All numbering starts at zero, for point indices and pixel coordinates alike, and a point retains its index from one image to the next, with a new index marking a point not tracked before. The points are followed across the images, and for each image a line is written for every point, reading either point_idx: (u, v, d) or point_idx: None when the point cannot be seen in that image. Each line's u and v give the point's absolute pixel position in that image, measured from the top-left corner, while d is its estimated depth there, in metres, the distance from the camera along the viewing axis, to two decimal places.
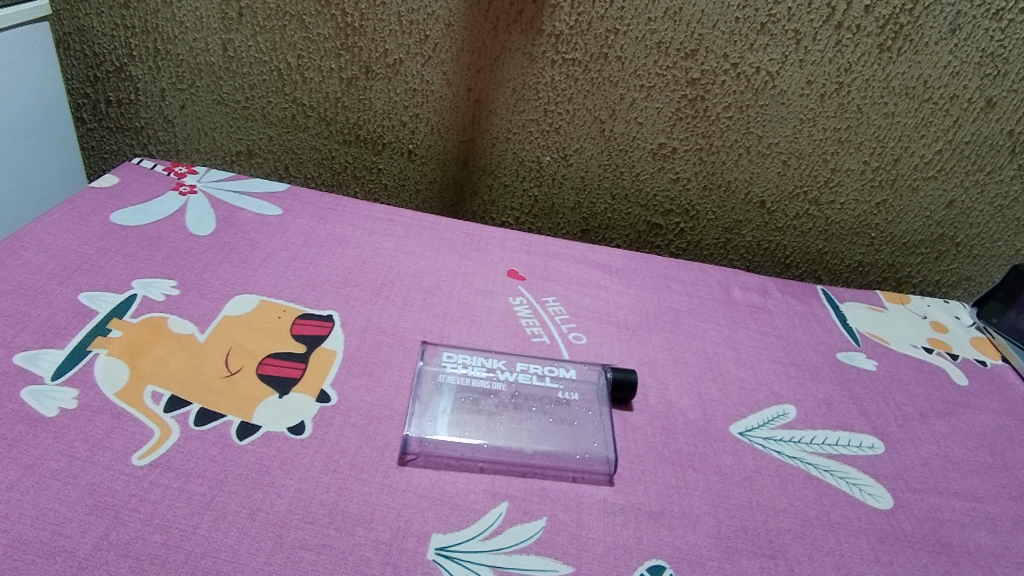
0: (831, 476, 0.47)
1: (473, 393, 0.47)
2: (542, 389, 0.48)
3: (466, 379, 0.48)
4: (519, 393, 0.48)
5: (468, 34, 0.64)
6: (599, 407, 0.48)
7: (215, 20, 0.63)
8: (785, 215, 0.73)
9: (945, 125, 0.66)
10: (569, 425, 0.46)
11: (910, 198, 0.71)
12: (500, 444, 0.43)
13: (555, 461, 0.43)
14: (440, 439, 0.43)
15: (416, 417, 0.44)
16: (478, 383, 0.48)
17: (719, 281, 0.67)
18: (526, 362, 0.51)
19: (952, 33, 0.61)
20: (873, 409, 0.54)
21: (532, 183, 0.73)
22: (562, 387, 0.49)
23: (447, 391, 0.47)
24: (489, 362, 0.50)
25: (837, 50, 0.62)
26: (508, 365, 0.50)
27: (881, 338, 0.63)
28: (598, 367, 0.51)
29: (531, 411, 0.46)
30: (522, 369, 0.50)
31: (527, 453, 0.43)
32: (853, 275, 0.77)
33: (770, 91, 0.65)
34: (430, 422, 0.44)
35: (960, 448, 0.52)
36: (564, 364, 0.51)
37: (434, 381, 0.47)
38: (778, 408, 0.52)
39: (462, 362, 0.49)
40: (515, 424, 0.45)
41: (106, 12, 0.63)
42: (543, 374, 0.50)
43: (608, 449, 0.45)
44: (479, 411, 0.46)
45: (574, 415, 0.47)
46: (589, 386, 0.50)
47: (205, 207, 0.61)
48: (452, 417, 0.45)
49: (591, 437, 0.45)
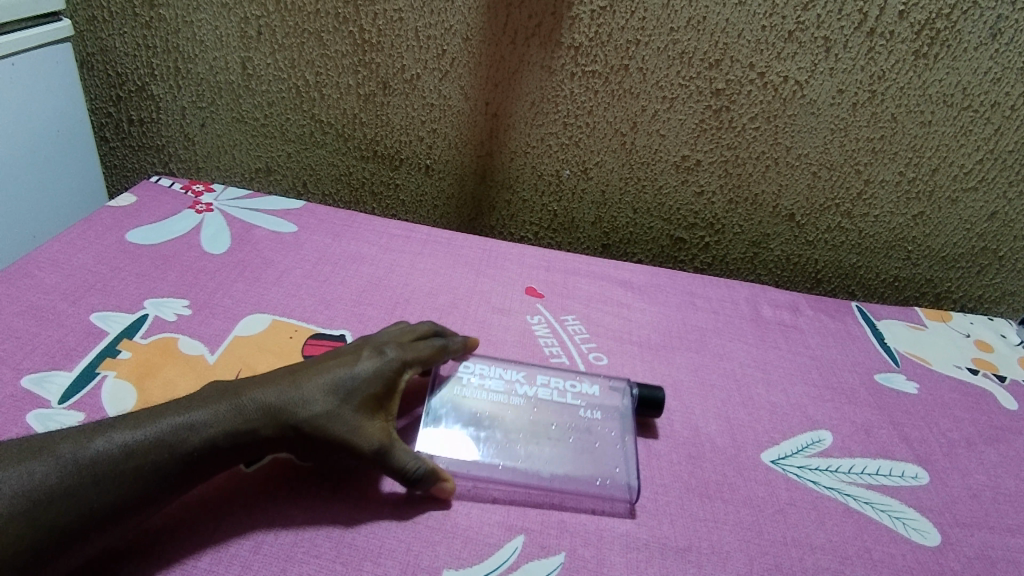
0: (872, 509, 0.43)
1: (487, 407, 0.45)
2: (563, 406, 0.46)
3: (480, 393, 0.46)
4: (539, 409, 0.45)
5: (486, 48, 0.63)
6: (623, 427, 0.45)
7: (234, 39, 0.63)
8: (816, 228, 0.70)
9: (986, 133, 0.63)
10: (590, 446, 0.43)
11: (949, 210, 0.68)
12: (515, 466, 0.41)
13: (573, 485, 0.41)
14: (454, 458, 0.41)
15: (429, 433, 0.42)
16: (492, 398, 0.45)
17: (747, 298, 0.64)
18: (547, 376, 0.48)
19: (992, 38, 0.58)
20: (915, 436, 0.50)
21: (551, 197, 0.72)
22: (585, 404, 0.46)
23: (458, 404, 0.45)
24: (507, 374, 0.47)
25: (869, 57, 0.59)
26: (528, 379, 0.47)
27: (922, 358, 0.60)
28: (623, 381, 0.48)
29: (550, 430, 0.44)
30: (542, 384, 0.47)
31: (543, 476, 0.41)
32: (889, 290, 0.74)
33: (799, 100, 0.62)
34: (444, 440, 0.42)
35: (1011, 478, 0.48)
36: (589, 379, 0.48)
37: (444, 393, 0.45)
38: (812, 434, 0.49)
39: (478, 374, 0.47)
40: (532, 443, 0.43)
41: (129, 33, 0.64)
42: (565, 391, 0.47)
43: (630, 475, 0.42)
44: (490, 430, 0.43)
45: (595, 437, 0.44)
46: (615, 403, 0.47)
47: (220, 225, 0.61)
48: (460, 436, 0.42)
49: (611, 462, 0.42)
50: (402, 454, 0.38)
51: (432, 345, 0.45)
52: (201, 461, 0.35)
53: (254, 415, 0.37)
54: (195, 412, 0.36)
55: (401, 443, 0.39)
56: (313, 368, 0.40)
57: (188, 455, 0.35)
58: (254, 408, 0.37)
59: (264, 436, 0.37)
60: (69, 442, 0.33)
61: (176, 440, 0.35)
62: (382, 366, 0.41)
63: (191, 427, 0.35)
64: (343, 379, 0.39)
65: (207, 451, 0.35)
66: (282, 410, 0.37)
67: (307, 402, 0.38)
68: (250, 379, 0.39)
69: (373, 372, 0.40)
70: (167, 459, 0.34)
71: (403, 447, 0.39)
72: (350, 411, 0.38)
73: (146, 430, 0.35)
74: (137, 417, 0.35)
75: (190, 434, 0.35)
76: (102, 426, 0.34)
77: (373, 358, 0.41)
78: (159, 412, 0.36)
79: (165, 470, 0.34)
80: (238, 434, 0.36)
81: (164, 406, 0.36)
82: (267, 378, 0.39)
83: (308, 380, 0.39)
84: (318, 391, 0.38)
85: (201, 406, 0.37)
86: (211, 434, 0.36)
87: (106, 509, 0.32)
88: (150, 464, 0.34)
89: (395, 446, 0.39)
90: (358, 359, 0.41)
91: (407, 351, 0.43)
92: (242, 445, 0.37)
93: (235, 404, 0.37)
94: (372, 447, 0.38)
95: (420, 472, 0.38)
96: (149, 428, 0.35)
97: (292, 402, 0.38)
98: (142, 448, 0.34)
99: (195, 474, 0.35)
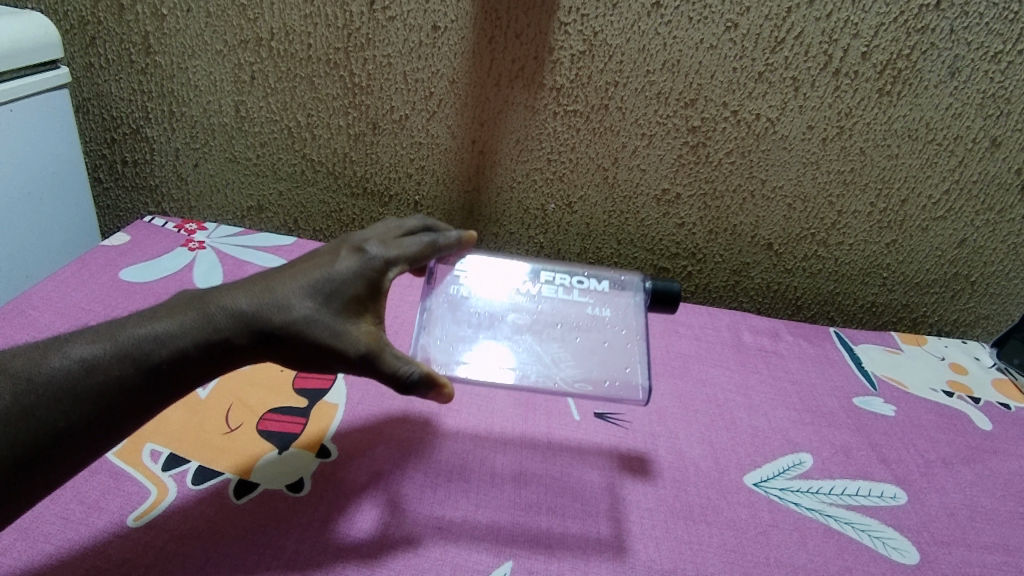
0: (851, 529, 0.44)
1: (495, 306, 0.50)
2: (571, 304, 0.51)
3: (487, 292, 0.51)
4: (549, 309, 0.50)
5: (472, 90, 0.65)
6: (629, 316, 0.50)
7: (228, 84, 0.66)
8: (794, 257, 0.73)
9: (951, 165, 0.66)
10: (598, 343, 0.48)
11: (920, 238, 0.70)
12: (527, 369, 0.46)
13: (585, 384, 0.45)
14: (470, 362, 0.46)
15: (445, 338, 0.47)
16: (500, 297, 0.50)
17: (728, 325, 0.66)
18: (552, 273, 0.53)
19: (951, 76, 0.61)
20: (893, 457, 0.52)
21: (538, 230, 0.74)
22: (592, 303, 0.51)
23: (462, 307, 0.49)
24: (511, 273, 0.52)
25: (836, 95, 0.63)
26: (534, 278, 0.52)
27: (899, 381, 0.61)
28: (637, 275, 0.53)
29: (559, 331, 0.49)
30: (548, 282, 0.52)
31: (554, 379, 0.46)
32: (866, 316, 0.76)
33: (771, 136, 0.65)
34: (459, 345, 0.47)
35: (987, 497, 0.49)
36: (596, 276, 0.53)
37: (449, 291, 0.50)
38: (793, 456, 0.50)
39: (481, 273, 0.51)
40: (543, 344, 0.48)
41: (125, 79, 0.66)
42: (571, 287, 0.52)
43: (642, 370, 0.46)
44: (498, 326, 0.48)
45: (602, 329, 0.49)
46: (622, 298, 0.51)
47: (212, 262, 0.62)
48: (470, 330, 0.48)
49: (619, 351, 0.48)
50: (390, 359, 0.37)
51: (417, 245, 0.44)
52: (175, 373, 0.35)
53: (230, 322, 0.36)
54: (161, 324, 0.35)
55: (388, 346, 0.38)
56: (291, 272, 0.39)
57: (156, 366, 0.34)
58: (229, 315, 0.36)
59: (239, 344, 0.36)
60: (25, 361, 0.33)
61: (141, 353, 0.34)
62: (363, 266, 0.40)
63: (163, 338, 0.35)
64: (320, 283, 0.38)
65: (181, 362, 0.35)
66: (259, 315, 0.37)
67: (284, 308, 0.37)
68: (220, 290, 0.38)
69: (352, 272, 0.39)
70: (137, 372, 0.34)
71: (390, 350, 0.38)
72: (329, 314, 0.37)
73: (107, 344, 0.34)
74: (104, 330, 0.35)
75: (157, 345, 0.35)
76: (60, 344, 0.34)
77: (353, 259, 0.40)
78: (129, 325, 0.36)
79: (136, 384, 0.34)
80: (211, 343, 0.36)
81: (128, 321, 0.36)
82: (240, 287, 0.38)
83: (285, 285, 0.38)
84: (296, 294, 0.37)
85: (173, 317, 0.36)
86: (184, 344, 0.35)
87: (69, 430, 0.32)
88: (117, 375, 0.34)
89: (382, 350, 0.37)
90: (338, 260, 0.40)
91: (390, 251, 0.42)
92: (219, 354, 0.36)
93: (205, 315, 0.36)
94: (354, 350, 0.37)
95: (409, 376, 0.37)
96: (116, 341, 0.34)
97: (267, 309, 0.37)
98: (105, 360, 0.34)
99: (167, 387, 0.35)
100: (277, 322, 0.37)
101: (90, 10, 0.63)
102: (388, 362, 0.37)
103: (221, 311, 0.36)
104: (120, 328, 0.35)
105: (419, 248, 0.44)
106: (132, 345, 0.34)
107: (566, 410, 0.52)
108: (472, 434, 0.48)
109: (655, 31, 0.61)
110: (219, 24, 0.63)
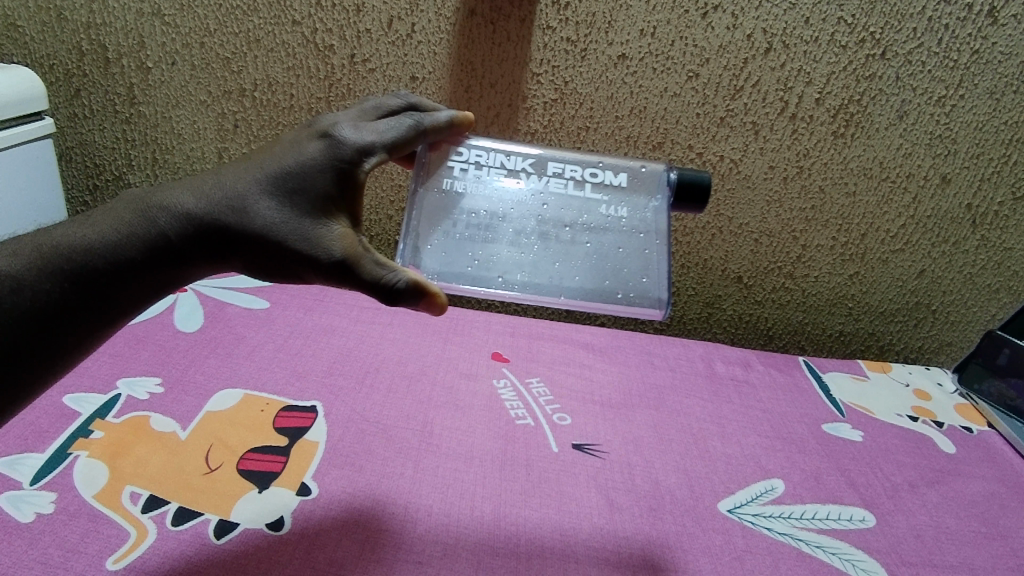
0: (823, 552, 0.46)
1: (496, 203, 0.48)
2: (582, 200, 0.48)
3: (484, 190, 0.48)
4: (556, 204, 0.48)
5: None
6: (649, 221, 0.48)
7: (211, 131, 0.68)
8: (763, 289, 0.75)
9: (905, 202, 0.70)
10: (609, 250, 0.47)
11: (881, 270, 0.74)
12: (530, 286, 0.46)
13: (592, 301, 0.46)
14: (465, 281, 0.46)
15: (440, 246, 0.47)
16: (500, 194, 0.48)
17: (702, 355, 0.68)
18: (562, 164, 0.49)
19: (899, 119, 0.66)
20: (861, 481, 0.53)
21: None
22: (606, 200, 0.48)
23: (454, 205, 0.47)
24: (511, 163, 0.49)
25: (794, 138, 0.67)
26: (539, 169, 0.49)
27: (866, 408, 0.64)
28: (660, 167, 0.49)
29: (565, 236, 0.47)
30: (556, 174, 0.49)
31: (556, 299, 0.46)
32: (835, 345, 0.79)
33: (735, 176, 0.69)
34: (455, 251, 0.47)
35: (952, 518, 0.51)
36: (613, 168, 0.49)
37: (441, 184, 0.47)
38: (765, 483, 0.52)
39: (475, 162, 0.48)
40: (548, 253, 0.47)
41: (109, 128, 0.68)
42: (583, 180, 0.49)
43: (662, 290, 0.47)
44: (499, 229, 0.47)
45: (619, 230, 0.48)
46: (643, 195, 0.49)
47: (193, 304, 0.62)
48: (467, 234, 0.47)
49: (636, 257, 0.48)
50: (369, 267, 0.36)
51: (397, 126, 0.41)
52: (115, 285, 0.35)
53: (178, 225, 0.35)
54: (98, 231, 0.35)
55: (367, 254, 0.37)
56: (246, 166, 0.37)
57: (93, 275, 0.34)
58: (176, 217, 0.35)
59: (194, 245, 0.36)
60: None
61: (72, 264, 0.34)
62: (331, 153, 0.37)
63: (96, 248, 0.35)
64: (281, 177, 0.36)
65: (121, 274, 0.35)
66: (213, 216, 0.36)
67: (240, 208, 0.36)
68: (171, 187, 0.37)
69: (317, 162, 0.37)
70: (65, 285, 0.34)
71: (370, 259, 0.37)
72: (295, 216, 0.36)
73: (30, 256, 0.34)
74: (27, 240, 0.35)
75: (94, 254, 0.34)
76: None
77: (320, 145, 0.38)
78: (57, 233, 0.35)
79: (68, 300, 0.34)
80: (159, 245, 0.35)
81: (63, 227, 0.35)
82: (194, 181, 0.37)
83: (243, 176, 0.37)
84: (255, 190, 0.36)
85: (109, 224, 0.35)
86: (126, 252, 0.35)
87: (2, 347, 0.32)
88: (49, 290, 0.33)
89: (360, 258, 0.36)
90: (296, 152, 0.37)
91: (362, 136, 0.39)
92: (167, 261, 0.36)
93: (150, 218, 0.35)
94: (326, 256, 0.36)
95: (385, 282, 0.36)
96: (41, 252, 0.34)
97: (223, 206, 0.36)
98: (31, 274, 0.33)
99: (108, 298, 0.35)
100: (235, 221, 0.36)
101: (76, 63, 0.65)
102: (364, 270, 0.36)
103: (168, 212, 0.36)
104: (45, 238, 0.35)
105: (401, 131, 0.41)
106: (64, 256, 0.34)
107: (545, 442, 0.52)
108: (452, 468, 0.49)
109: (621, 80, 0.64)
110: (204, 76, 0.65)
